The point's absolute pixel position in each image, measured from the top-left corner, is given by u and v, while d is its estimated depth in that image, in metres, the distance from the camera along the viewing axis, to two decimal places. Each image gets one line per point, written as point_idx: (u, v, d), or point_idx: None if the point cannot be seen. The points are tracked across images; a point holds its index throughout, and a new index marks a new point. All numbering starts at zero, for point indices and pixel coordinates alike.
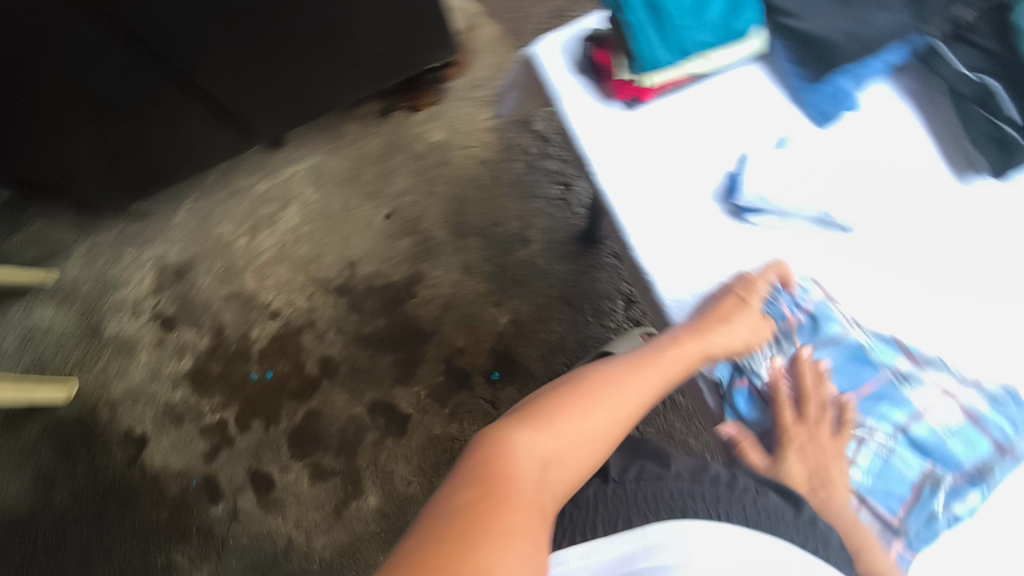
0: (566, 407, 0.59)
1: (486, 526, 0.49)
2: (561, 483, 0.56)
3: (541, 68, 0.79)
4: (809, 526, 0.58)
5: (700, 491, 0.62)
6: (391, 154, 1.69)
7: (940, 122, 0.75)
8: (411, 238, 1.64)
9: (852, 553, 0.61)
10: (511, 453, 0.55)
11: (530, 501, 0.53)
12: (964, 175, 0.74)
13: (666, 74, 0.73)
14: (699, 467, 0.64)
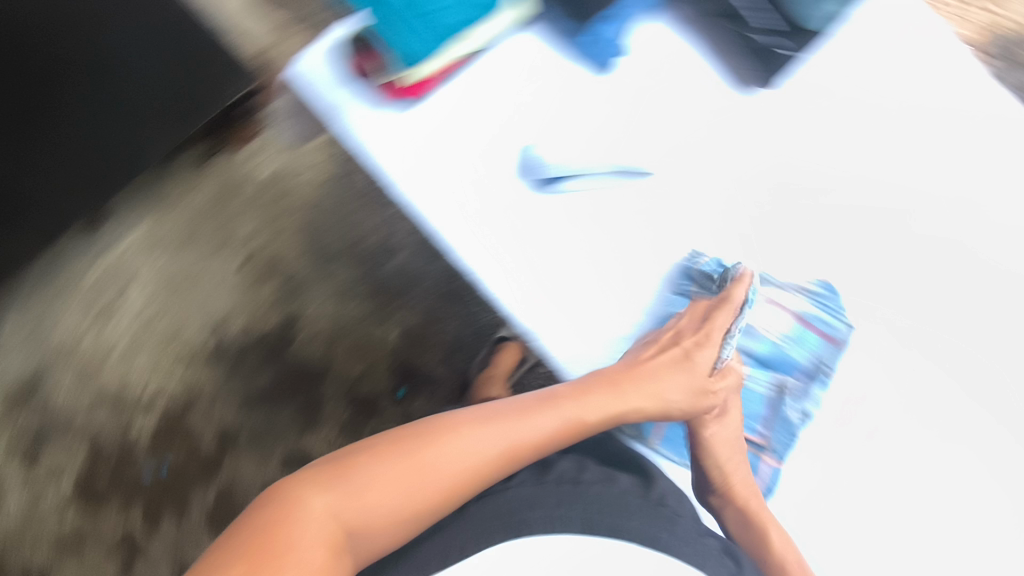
0: (371, 479, 0.77)
1: (260, 561, 0.72)
2: (360, 543, 0.76)
3: (304, 88, 0.70)
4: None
5: (539, 510, 0.74)
6: (223, 202, 1.57)
7: (714, 42, 0.73)
8: (273, 282, 1.55)
9: (665, 522, 0.72)
10: (301, 504, 0.76)
11: (325, 536, 0.74)
12: (748, 87, 0.73)
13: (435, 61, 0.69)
14: (544, 471, 0.80)
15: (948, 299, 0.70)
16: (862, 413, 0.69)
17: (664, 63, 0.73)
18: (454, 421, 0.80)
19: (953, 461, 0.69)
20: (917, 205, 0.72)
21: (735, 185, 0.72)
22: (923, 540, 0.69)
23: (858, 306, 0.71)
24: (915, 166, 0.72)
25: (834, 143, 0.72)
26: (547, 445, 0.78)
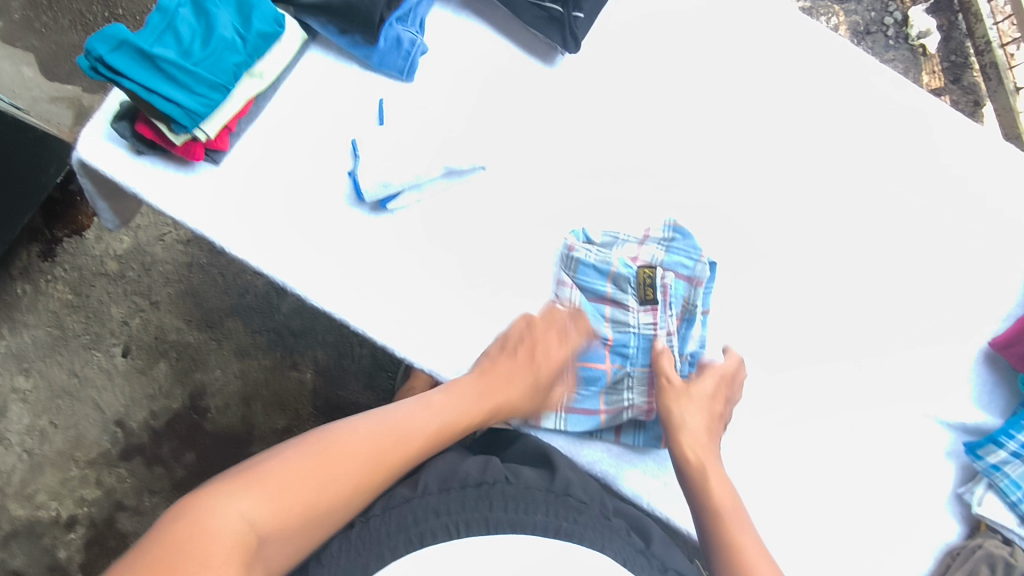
0: (283, 477, 0.54)
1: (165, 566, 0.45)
2: (271, 551, 0.51)
3: (104, 173, 0.68)
4: (558, 498, 0.62)
5: (436, 520, 0.58)
6: (85, 291, 1.45)
7: (503, 23, 0.73)
8: (165, 359, 1.45)
9: (588, 518, 0.61)
10: (211, 513, 0.49)
11: (238, 556, 0.48)
12: (551, 59, 0.73)
13: (218, 117, 0.65)
14: (448, 478, 0.63)
15: (781, 210, 0.75)
16: (737, 340, 0.73)
17: (463, 53, 0.72)
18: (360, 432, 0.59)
19: (823, 358, 0.73)
20: (733, 131, 0.75)
21: (563, 157, 0.73)
22: (823, 435, 0.72)
23: (703, 239, 0.74)
24: (720, 96, 0.75)
25: (643, 92, 0.74)
26: (447, 432, 0.63)
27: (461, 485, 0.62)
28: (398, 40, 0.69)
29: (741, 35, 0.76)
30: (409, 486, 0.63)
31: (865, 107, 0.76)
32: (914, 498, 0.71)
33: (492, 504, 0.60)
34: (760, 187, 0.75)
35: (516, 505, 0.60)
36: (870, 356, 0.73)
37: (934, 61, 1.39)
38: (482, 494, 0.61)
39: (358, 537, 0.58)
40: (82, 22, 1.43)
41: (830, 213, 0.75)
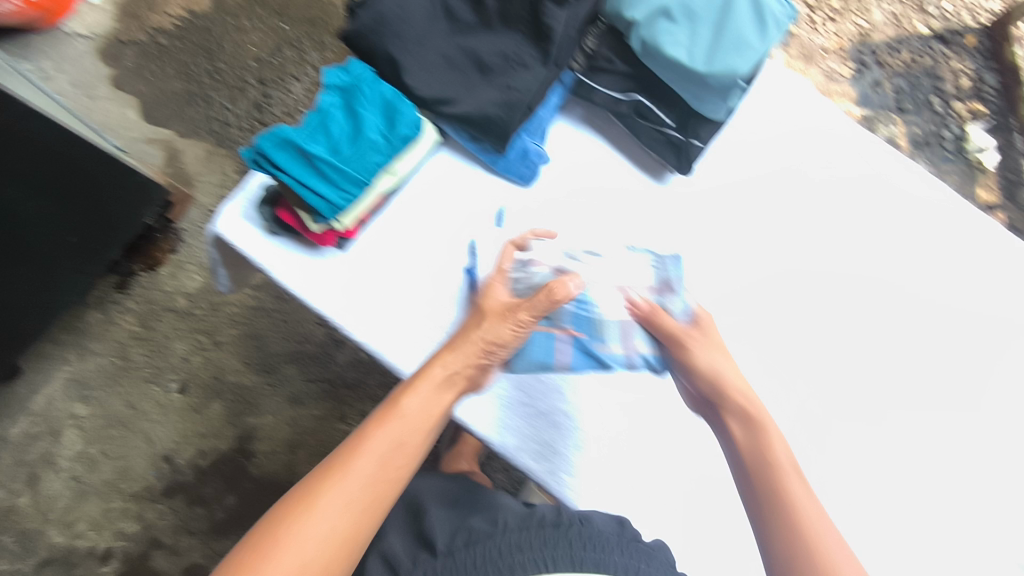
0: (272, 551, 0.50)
1: (250, 560, 0.50)
2: None
3: (237, 248, 0.72)
4: (629, 540, 0.63)
5: (522, 553, 0.59)
6: (152, 324, 1.49)
7: (618, 139, 0.78)
8: (220, 399, 1.48)
9: (659, 563, 0.62)
10: None
11: None
12: (661, 176, 0.78)
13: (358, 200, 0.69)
14: (526, 520, 0.66)
15: (874, 338, 0.76)
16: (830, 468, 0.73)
17: (580, 165, 0.77)
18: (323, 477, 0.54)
19: (917, 492, 0.72)
20: (828, 259, 0.78)
21: None
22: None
23: (797, 362, 0.75)
24: (819, 224, 0.79)
25: (744, 214, 0.78)
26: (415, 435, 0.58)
27: (538, 526, 0.64)
28: (524, 151, 0.74)
29: (839, 167, 0.80)
30: (487, 524, 0.66)
31: (956, 244, 0.79)
32: None
33: (571, 543, 0.61)
34: (853, 317, 0.77)
35: (594, 545, 0.61)
36: (965, 497, 0.72)
37: (990, 177, 1.42)
38: (558, 534, 0.62)
39: (445, 566, 0.60)
40: (186, 71, 1.53)
41: (922, 348, 0.76)
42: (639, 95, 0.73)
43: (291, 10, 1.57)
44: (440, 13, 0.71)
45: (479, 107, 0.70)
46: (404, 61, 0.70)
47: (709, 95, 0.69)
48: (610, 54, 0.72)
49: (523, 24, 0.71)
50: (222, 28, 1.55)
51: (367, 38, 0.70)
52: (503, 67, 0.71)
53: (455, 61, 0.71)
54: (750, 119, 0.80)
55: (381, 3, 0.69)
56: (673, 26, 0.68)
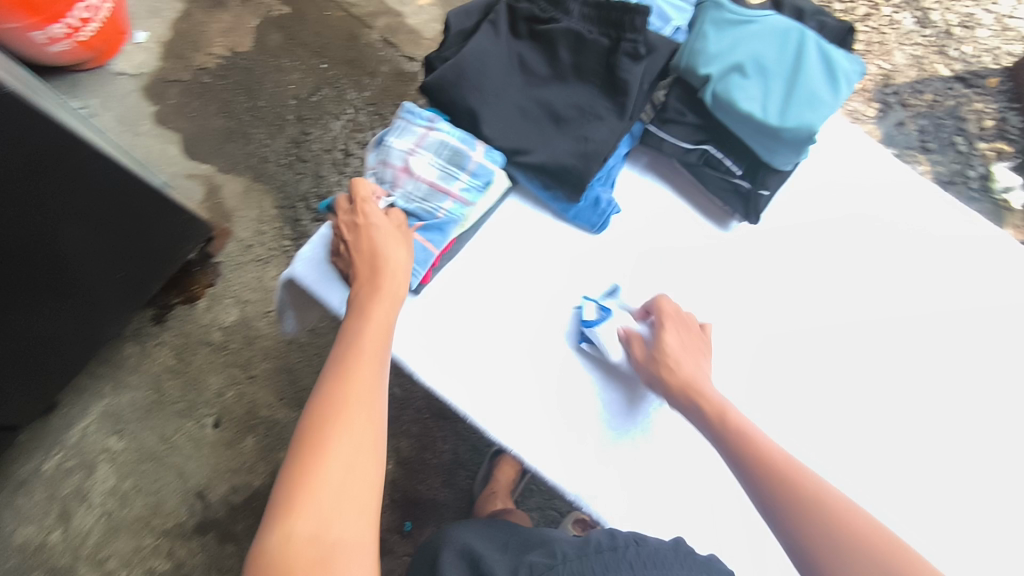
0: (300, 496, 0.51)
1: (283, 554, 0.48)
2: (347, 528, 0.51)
3: (312, 293, 0.73)
4: (685, 555, 0.63)
5: None
6: (188, 357, 1.49)
7: (684, 187, 0.79)
8: (253, 434, 1.47)
9: None
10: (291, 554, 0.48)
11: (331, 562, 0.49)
12: (725, 223, 0.79)
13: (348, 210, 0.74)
14: (582, 546, 0.65)
15: (947, 387, 0.76)
16: None
17: (649, 212, 0.78)
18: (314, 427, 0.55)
19: None
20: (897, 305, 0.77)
21: (736, 316, 0.76)
22: None
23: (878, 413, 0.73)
24: (886, 270, 0.79)
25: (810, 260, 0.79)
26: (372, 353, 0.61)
27: (596, 550, 0.63)
28: (596, 199, 0.75)
29: (900, 215, 0.81)
30: (546, 558, 0.66)
31: None
32: None
33: (631, 564, 0.60)
34: (927, 366, 0.76)
35: (651, 564, 0.60)
36: None
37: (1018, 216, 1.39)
38: (616, 557, 0.61)
39: None
40: (227, 109, 1.56)
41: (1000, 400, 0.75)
42: (709, 146, 0.74)
43: (330, 51, 1.62)
44: (515, 66, 0.74)
45: (555, 157, 0.72)
46: (481, 113, 0.72)
47: (781, 147, 0.70)
48: (682, 107, 0.73)
49: (597, 78, 0.73)
50: (263, 68, 1.59)
51: (446, 90, 0.72)
52: (578, 118, 0.73)
53: (530, 112, 0.73)
54: (810, 168, 0.82)
55: (462, 57, 0.72)
56: (747, 81, 0.69)
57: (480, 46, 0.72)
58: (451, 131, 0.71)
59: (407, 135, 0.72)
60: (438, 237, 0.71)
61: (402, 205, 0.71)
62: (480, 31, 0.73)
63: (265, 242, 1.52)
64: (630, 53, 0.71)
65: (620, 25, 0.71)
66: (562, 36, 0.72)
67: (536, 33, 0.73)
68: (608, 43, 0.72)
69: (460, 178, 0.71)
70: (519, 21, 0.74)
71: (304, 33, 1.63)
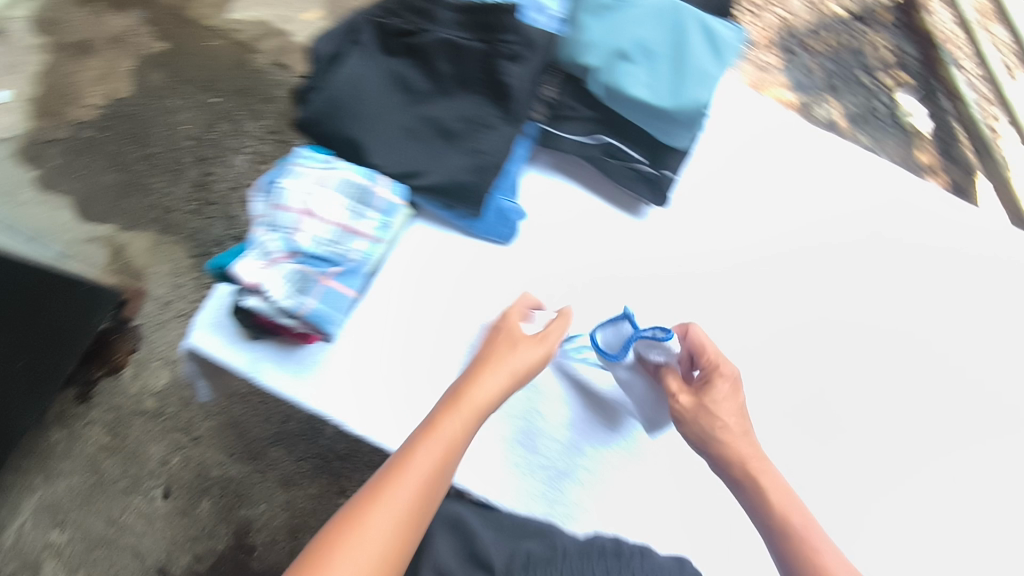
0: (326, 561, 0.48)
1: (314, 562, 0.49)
2: None
3: (215, 361, 0.68)
4: None
5: None
6: (122, 432, 1.30)
7: (591, 179, 0.76)
8: (208, 498, 1.29)
9: None
10: None
11: None
12: (637, 211, 0.77)
13: (251, 269, 0.58)
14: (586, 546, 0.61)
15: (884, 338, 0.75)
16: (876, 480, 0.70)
17: (562, 213, 0.75)
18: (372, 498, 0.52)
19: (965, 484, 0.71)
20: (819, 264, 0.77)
21: (664, 306, 0.75)
22: None
23: (815, 377, 0.73)
24: (801, 230, 0.79)
25: (726, 234, 0.78)
26: (442, 473, 0.55)
27: (600, 554, 0.61)
28: (500, 211, 0.72)
29: (805, 176, 0.81)
30: (543, 544, 0.62)
31: (928, 233, 0.80)
32: None
33: None
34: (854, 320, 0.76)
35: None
36: None
37: (926, 139, 1.25)
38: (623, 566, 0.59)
39: None
40: (116, 160, 1.36)
41: (926, 340, 0.76)
42: (606, 137, 0.71)
43: (215, 75, 1.42)
44: (393, 85, 0.69)
45: (450, 175, 0.68)
46: (363, 140, 0.67)
47: (677, 128, 0.68)
48: (573, 101, 0.71)
49: (481, 85, 0.69)
50: (147, 113, 1.39)
51: (322, 123, 0.67)
52: (468, 131, 0.69)
53: (417, 131, 0.69)
54: (711, 141, 0.81)
55: (333, 85, 0.67)
56: (633, 67, 0.67)
57: (352, 71, 0.67)
58: (355, 168, 0.65)
59: (303, 176, 0.63)
60: (355, 280, 0.64)
61: (309, 253, 0.61)
62: (349, 54, 0.68)
63: (185, 294, 1.32)
64: (507, 55, 0.67)
65: (491, 28, 0.67)
66: (435, 46, 0.68)
67: (408, 47, 0.69)
68: (484, 48, 0.68)
69: (369, 216, 0.65)
70: (388, 36, 0.69)
71: (186, 67, 1.42)
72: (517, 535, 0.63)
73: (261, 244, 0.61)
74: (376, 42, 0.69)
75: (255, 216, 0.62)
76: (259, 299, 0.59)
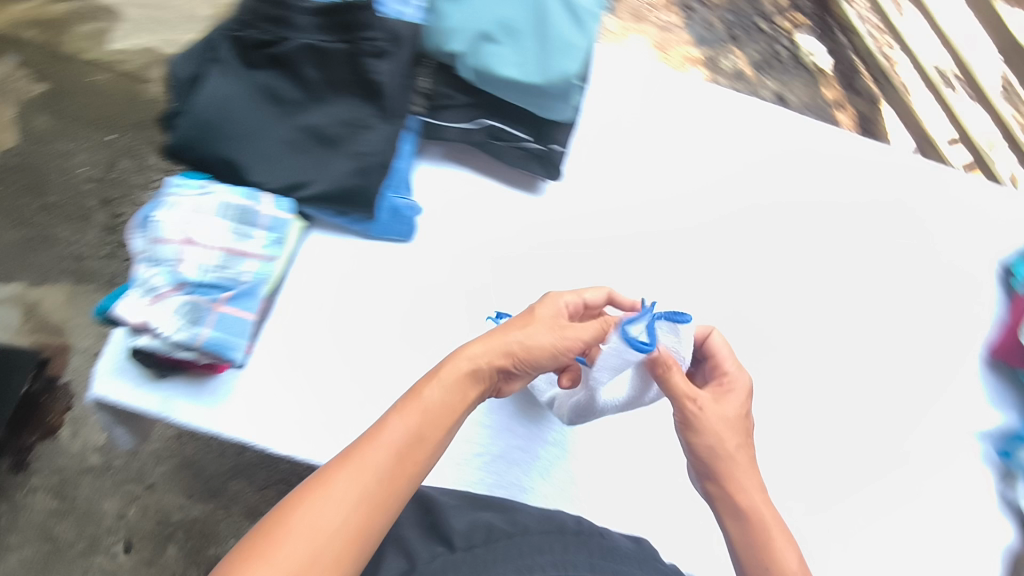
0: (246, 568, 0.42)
1: (263, 541, 0.44)
2: None
3: (126, 406, 0.66)
4: (645, 556, 0.59)
5: (542, 556, 0.52)
6: (71, 493, 1.12)
7: (484, 165, 0.77)
8: (174, 546, 1.12)
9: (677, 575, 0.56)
10: None
11: None
12: (535, 188, 0.77)
13: (136, 307, 0.58)
14: (545, 523, 0.59)
15: (778, 278, 0.80)
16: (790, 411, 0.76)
17: (460, 204, 0.75)
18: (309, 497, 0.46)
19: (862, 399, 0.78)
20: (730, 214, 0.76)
21: (574, 278, 0.75)
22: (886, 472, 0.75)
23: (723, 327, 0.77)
24: (697, 186, 0.81)
25: (628, 199, 0.79)
26: (397, 470, 0.49)
27: (558, 531, 0.58)
28: (394, 209, 0.71)
29: (695, 132, 0.83)
30: (504, 525, 0.58)
31: (813, 172, 0.84)
32: (960, 493, 0.76)
33: (591, 552, 0.55)
34: (755, 266, 0.80)
35: (613, 558, 0.55)
36: (898, 388, 0.79)
37: (831, 77, 1.44)
38: (580, 541, 0.57)
39: (464, 562, 0.52)
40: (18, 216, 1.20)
41: (816, 278, 0.81)
42: (487, 121, 0.71)
43: (110, 107, 1.26)
44: (262, 98, 0.67)
45: (334, 182, 0.66)
46: (242, 161, 0.65)
47: (554, 102, 0.68)
48: (447, 90, 0.70)
49: (353, 86, 0.68)
50: (41, 158, 1.23)
51: (193, 147, 0.64)
52: (347, 134, 0.67)
53: (296, 142, 0.67)
54: (600, 110, 0.82)
55: (197, 106, 0.64)
56: (499, 48, 0.67)
57: (213, 89, 0.64)
58: (232, 189, 0.63)
59: (179, 206, 0.61)
60: (251, 302, 0.62)
61: (196, 282, 0.60)
62: (208, 72, 0.65)
63: None
64: (372, 52, 0.66)
65: (352, 27, 0.66)
66: (298, 51, 0.66)
67: (270, 57, 0.67)
68: (348, 47, 0.66)
69: (256, 236, 0.63)
70: (247, 48, 0.66)
71: (74, 105, 1.25)
72: (474, 510, 0.61)
73: (145, 281, 0.59)
74: (235, 56, 0.67)
75: (135, 254, 0.60)
76: (150, 337, 0.58)
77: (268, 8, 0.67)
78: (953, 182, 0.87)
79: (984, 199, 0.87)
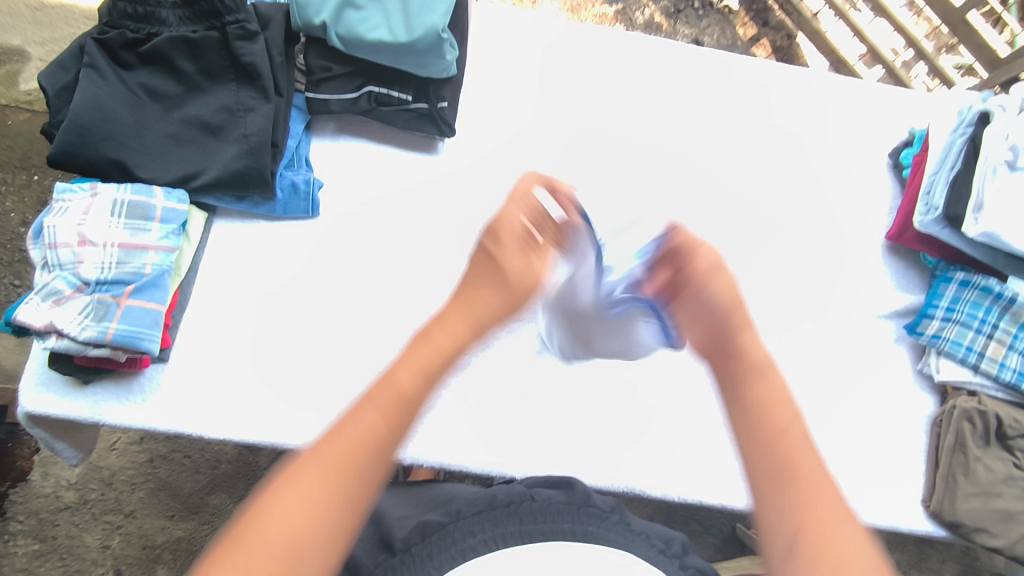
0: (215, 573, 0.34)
1: (229, 547, 0.36)
2: None
3: (55, 415, 0.67)
4: (580, 508, 0.60)
5: (474, 537, 0.55)
6: (50, 532, 1.07)
7: (378, 133, 0.79)
8: (163, 567, 1.08)
9: (610, 526, 0.59)
10: None
11: None
12: (433, 148, 0.79)
13: (36, 312, 0.59)
14: (483, 502, 0.60)
15: (689, 201, 0.83)
16: None
17: (362, 177, 0.77)
18: (280, 495, 0.38)
19: (779, 306, 0.81)
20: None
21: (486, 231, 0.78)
22: (808, 369, 0.79)
23: None
24: (596, 127, 0.84)
25: (529, 149, 0.81)
26: (384, 450, 0.42)
27: (493, 506, 0.60)
28: (292, 185, 0.73)
29: (588, 76, 0.85)
30: (440, 514, 0.59)
31: (708, 97, 0.87)
32: (879, 373, 0.80)
33: (521, 519, 0.57)
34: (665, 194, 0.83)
35: (545, 518, 0.58)
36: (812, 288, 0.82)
37: (742, 16, 1.45)
38: (511, 510, 0.58)
39: (402, 565, 0.53)
40: None
41: (723, 200, 0.84)
42: (370, 86, 0.73)
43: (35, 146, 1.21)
44: (142, 97, 0.68)
45: (226, 167, 0.68)
46: (130, 159, 0.66)
47: (427, 58, 0.70)
48: (323, 61, 0.72)
49: (229, 72, 0.69)
50: None
51: (77, 152, 0.64)
52: (230, 120, 0.69)
53: (183, 135, 0.69)
54: (488, 66, 0.83)
55: (73, 111, 0.64)
56: (363, 12, 0.69)
57: (88, 93, 0.65)
58: (120, 186, 0.64)
59: (68, 211, 0.62)
60: (158, 293, 0.63)
61: (97, 281, 0.61)
62: (80, 77, 0.65)
63: None
64: (240, 35, 0.68)
65: (216, 14, 0.68)
66: (168, 45, 0.67)
67: (143, 56, 0.68)
68: (217, 35, 0.68)
69: (152, 229, 0.64)
70: (117, 49, 0.67)
71: None
72: (420, 513, 0.62)
73: (43, 286, 0.60)
74: (107, 58, 0.67)
75: (32, 264, 0.62)
76: (57, 338, 0.59)
77: (131, 7, 0.68)
78: (846, 87, 0.90)
79: (872, 100, 0.90)
